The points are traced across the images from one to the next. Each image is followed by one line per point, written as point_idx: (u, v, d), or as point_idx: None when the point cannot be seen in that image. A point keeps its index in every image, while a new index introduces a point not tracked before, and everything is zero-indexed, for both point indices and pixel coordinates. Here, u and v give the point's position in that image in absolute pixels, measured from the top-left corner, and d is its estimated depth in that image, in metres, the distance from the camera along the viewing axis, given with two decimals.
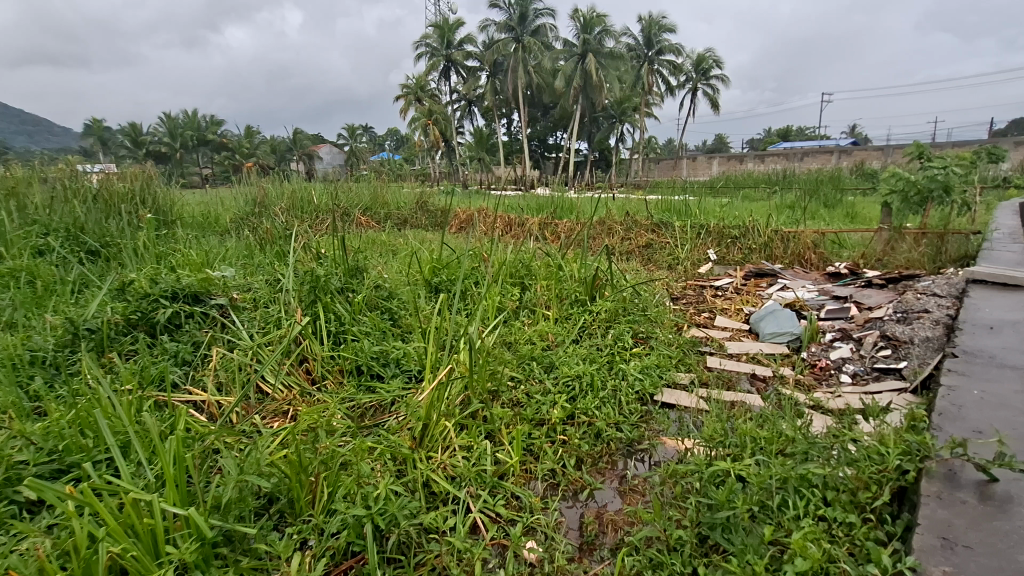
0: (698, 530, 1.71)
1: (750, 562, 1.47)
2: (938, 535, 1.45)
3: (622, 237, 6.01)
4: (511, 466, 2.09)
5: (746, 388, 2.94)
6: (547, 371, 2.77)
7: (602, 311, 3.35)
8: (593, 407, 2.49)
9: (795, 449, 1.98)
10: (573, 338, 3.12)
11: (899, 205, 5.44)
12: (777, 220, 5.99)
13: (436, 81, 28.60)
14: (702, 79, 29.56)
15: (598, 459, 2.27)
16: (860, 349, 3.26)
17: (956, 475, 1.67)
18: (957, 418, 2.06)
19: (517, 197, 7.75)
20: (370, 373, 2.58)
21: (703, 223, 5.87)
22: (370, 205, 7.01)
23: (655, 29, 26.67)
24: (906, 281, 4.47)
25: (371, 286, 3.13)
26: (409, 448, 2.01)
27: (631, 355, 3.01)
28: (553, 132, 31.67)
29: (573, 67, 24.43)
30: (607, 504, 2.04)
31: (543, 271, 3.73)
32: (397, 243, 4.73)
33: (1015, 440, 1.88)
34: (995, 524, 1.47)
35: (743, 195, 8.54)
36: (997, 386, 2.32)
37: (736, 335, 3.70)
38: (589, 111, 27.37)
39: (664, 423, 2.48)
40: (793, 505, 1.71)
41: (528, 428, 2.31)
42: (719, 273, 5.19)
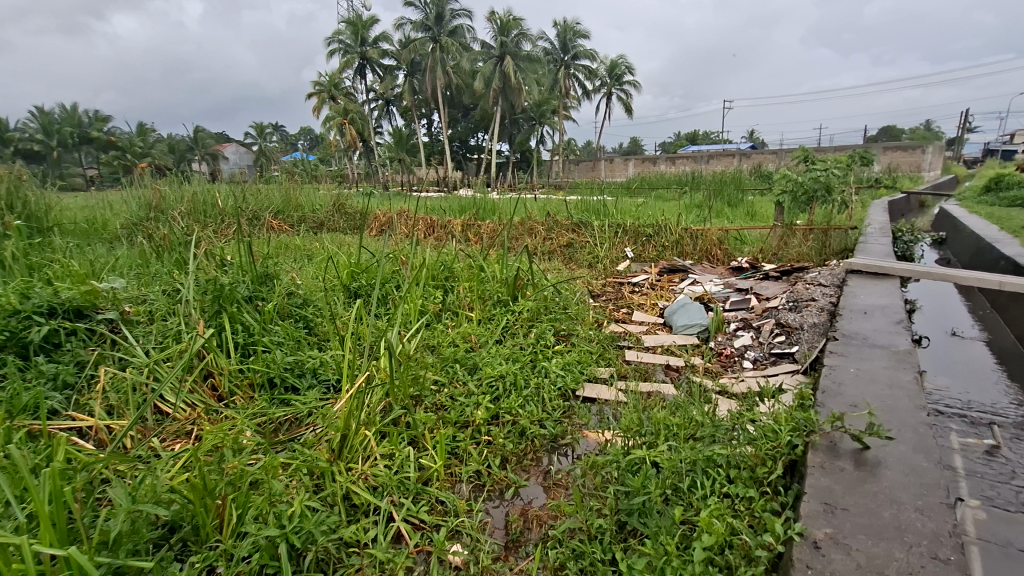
0: (617, 517, 1.79)
1: (663, 542, 1.56)
2: (821, 500, 1.61)
3: (544, 236, 6.13)
4: (436, 470, 2.08)
5: (661, 378, 3.10)
6: (470, 373, 2.77)
7: (524, 310, 3.40)
8: (517, 406, 2.52)
9: (703, 433, 2.12)
10: (497, 338, 3.14)
11: (790, 204, 5.98)
12: (686, 219, 6.38)
13: (352, 79, 27.71)
14: (616, 84, 30.79)
15: (523, 457, 2.32)
16: (759, 336, 3.54)
17: (836, 446, 1.88)
18: (838, 394, 2.30)
19: (439, 198, 7.69)
20: (284, 386, 2.46)
21: (620, 223, 6.12)
22: (282, 208, 6.68)
23: (569, 34, 27.45)
24: (797, 273, 4.93)
25: (282, 293, 2.99)
26: (326, 461, 1.93)
27: (554, 352, 3.09)
28: (476, 133, 31.70)
29: (491, 69, 24.61)
30: (532, 500, 2.08)
31: (465, 271, 3.73)
32: (312, 247, 4.53)
33: (882, 411, 2.14)
34: (866, 487, 1.66)
35: (656, 195, 9.02)
36: (870, 364, 2.63)
37: (652, 329, 3.89)
38: (510, 112, 27.68)
39: (586, 417, 2.57)
40: (701, 485, 1.82)
41: (452, 430, 2.31)
42: (635, 270, 5.44)
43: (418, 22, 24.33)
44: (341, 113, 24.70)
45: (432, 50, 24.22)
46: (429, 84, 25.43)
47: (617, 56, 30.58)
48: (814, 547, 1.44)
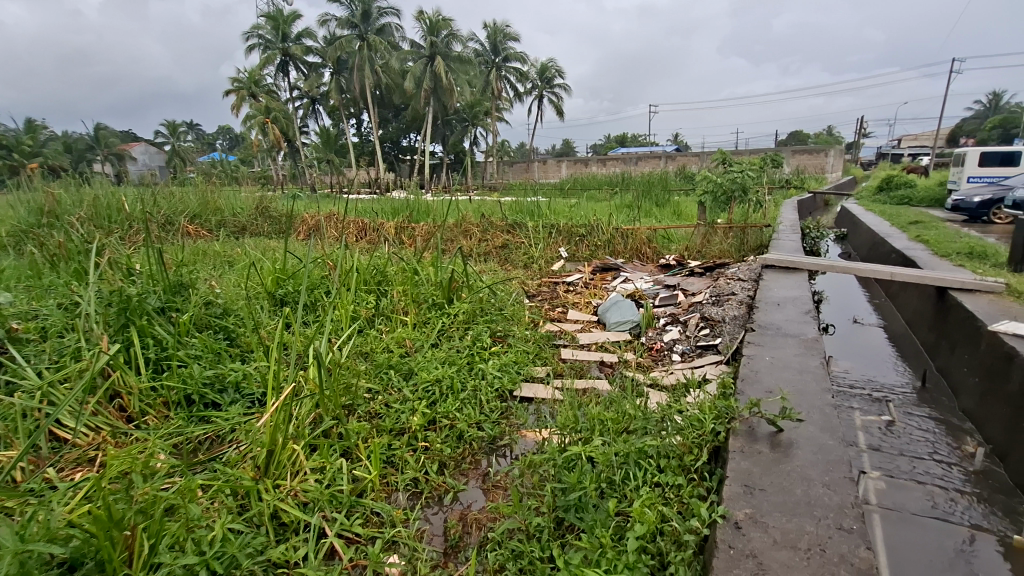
0: (554, 514, 1.81)
1: (598, 535, 1.60)
2: (741, 482, 1.71)
3: (479, 238, 6.11)
4: (371, 481, 2.03)
5: (596, 375, 3.18)
6: (406, 378, 2.72)
7: (459, 313, 3.38)
8: (454, 409, 2.51)
9: (635, 426, 2.19)
10: (432, 342, 3.10)
11: (711, 203, 6.33)
12: (617, 219, 6.59)
13: (274, 76, 26.43)
14: (547, 88, 31.29)
15: (461, 461, 2.30)
16: (686, 329, 3.71)
17: (754, 431, 2.01)
18: (755, 381, 2.46)
19: (371, 200, 7.50)
20: (203, 403, 2.31)
21: (554, 223, 6.23)
22: (198, 212, 6.26)
23: (499, 37, 27.59)
24: (718, 269, 5.23)
25: (199, 303, 2.81)
26: (251, 480, 1.82)
27: (491, 354, 3.09)
28: (408, 133, 31.16)
29: (422, 69, 24.26)
30: (471, 504, 2.07)
31: (398, 275, 3.64)
32: (233, 253, 4.28)
33: (794, 395, 2.31)
34: (781, 467, 1.79)
35: (588, 195, 9.26)
36: (782, 352, 2.83)
37: (586, 326, 3.99)
38: (442, 113, 27.44)
39: (523, 417, 2.59)
40: (634, 476, 1.88)
41: (386, 439, 2.26)
42: (570, 270, 5.56)
43: (344, 19, 23.63)
44: (263, 112, 23.51)
45: (359, 48, 23.58)
46: (357, 83, 24.74)
47: (547, 60, 31.08)
48: (736, 527, 1.52)
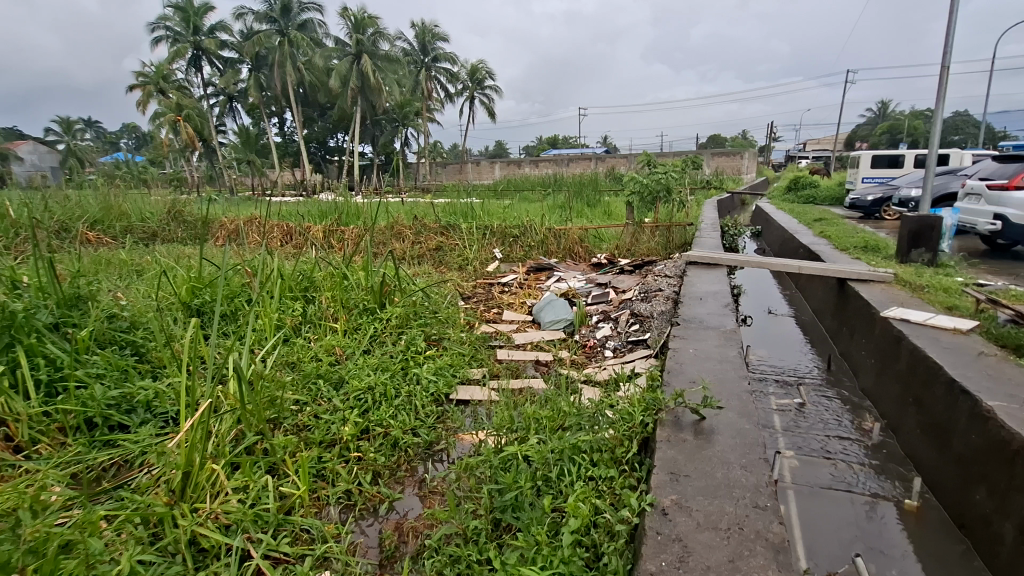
0: (491, 515, 1.81)
1: (534, 533, 1.61)
2: (667, 470, 1.79)
3: (412, 241, 6.00)
4: (300, 496, 1.95)
5: (531, 374, 3.22)
6: (336, 388, 2.62)
7: (392, 317, 3.30)
8: (388, 417, 2.46)
9: (569, 422, 2.23)
10: (364, 348, 3.00)
11: (638, 204, 6.59)
12: (549, 219, 6.71)
13: (186, 71, 24.70)
14: (478, 88, 31.25)
15: (396, 469, 2.26)
16: (617, 326, 3.84)
17: (679, 420, 2.11)
18: (680, 373, 2.59)
19: (296, 203, 7.17)
20: (107, 426, 2.12)
21: (488, 224, 6.23)
22: (100, 218, 5.73)
23: (428, 36, 27.28)
24: (646, 267, 5.45)
25: (101, 318, 2.58)
26: (165, 505, 1.68)
27: (425, 358, 3.05)
28: (336, 133, 30.13)
29: (348, 67, 23.50)
30: (408, 512, 2.03)
31: (326, 280, 3.50)
32: (142, 261, 3.95)
33: (715, 384, 2.45)
34: (704, 453, 1.89)
35: (522, 196, 9.35)
36: (705, 344, 2.99)
37: (522, 326, 4.02)
38: (371, 112, 26.79)
39: (459, 420, 2.57)
40: (569, 472, 1.92)
41: (316, 452, 2.18)
42: (504, 271, 5.59)
43: (262, 13, 22.52)
44: (174, 109, 21.88)
45: (280, 44, 22.56)
46: (278, 81, 23.63)
47: (477, 61, 31.08)
48: (663, 514, 1.59)
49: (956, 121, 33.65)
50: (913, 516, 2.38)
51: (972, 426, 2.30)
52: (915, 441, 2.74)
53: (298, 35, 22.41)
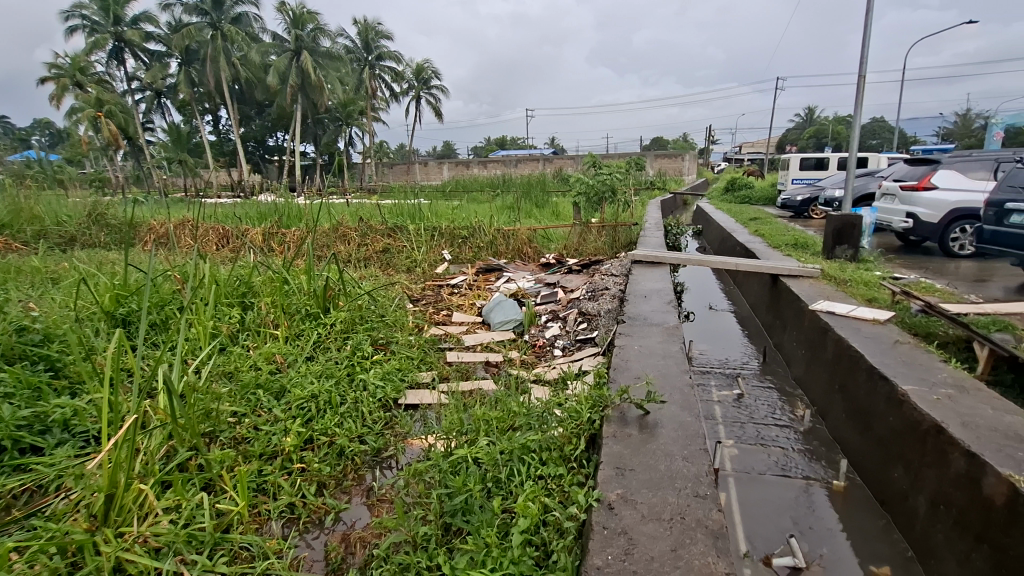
0: (441, 520, 1.79)
1: (484, 535, 1.60)
2: (613, 465, 1.83)
3: (357, 243, 5.85)
4: (239, 512, 1.86)
5: (481, 375, 3.21)
6: (277, 398, 2.52)
7: (336, 322, 3.20)
8: (333, 425, 2.39)
9: (519, 422, 2.24)
10: (307, 355, 2.90)
11: (585, 204, 6.72)
12: (498, 220, 6.71)
13: (107, 64, 23.05)
14: (424, 88, 30.90)
15: (342, 478, 2.20)
16: (566, 325, 3.89)
17: (625, 416, 2.17)
18: (625, 369, 2.66)
19: (233, 205, 6.84)
20: (17, 449, 1.94)
21: (436, 225, 6.16)
22: (8, 222, 5.26)
23: (371, 34, 26.73)
24: (594, 266, 5.56)
25: (10, 331, 2.37)
26: (85, 532, 1.56)
27: (372, 363, 2.98)
28: (276, 132, 28.98)
29: (287, 64, 22.64)
30: (355, 522, 1.99)
31: (266, 285, 3.35)
32: (58, 268, 3.66)
33: (658, 378, 2.54)
34: (648, 446, 1.95)
35: (471, 196, 9.31)
36: (649, 340, 3.08)
37: (471, 328, 4.01)
38: (312, 111, 25.94)
39: (407, 425, 2.53)
40: (518, 472, 1.92)
41: (256, 465, 2.09)
42: (454, 272, 5.55)
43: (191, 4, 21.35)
44: (93, 104, 20.35)
45: (212, 38, 21.45)
46: (211, 76, 22.47)
47: (423, 60, 30.71)
48: (609, 509, 1.62)
49: (873, 127, 36.33)
50: (840, 495, 2.54)
51: (891, 410, 2.48)
52: (841, 425, 2.93)
53: (232, 28, 21.40)
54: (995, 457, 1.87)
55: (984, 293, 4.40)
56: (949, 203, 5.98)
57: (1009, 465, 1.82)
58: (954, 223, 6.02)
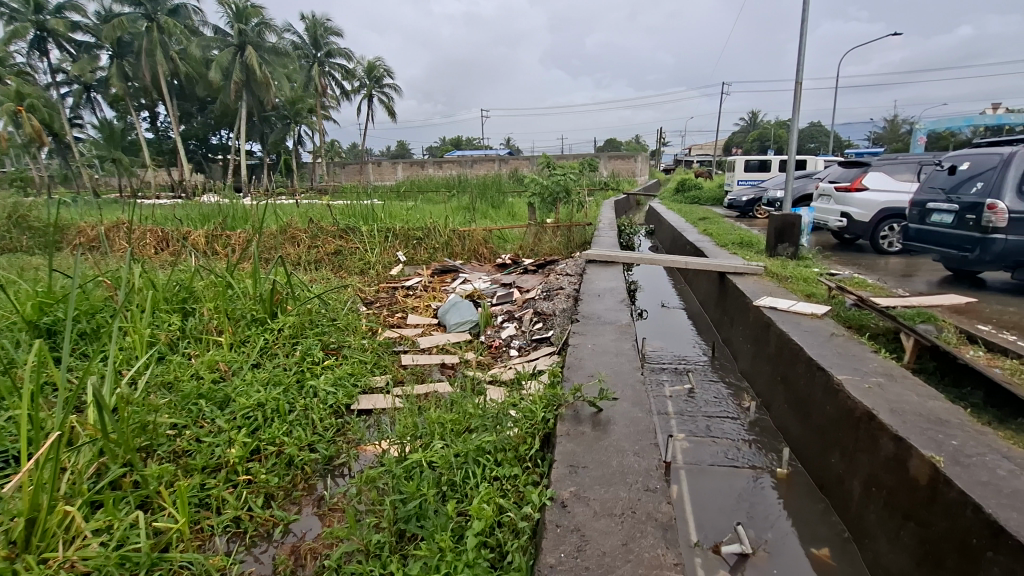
0: (395, 527, 1.76)
1: (438, 540, 1.59)
2: (567, 463, 1.85)
3: (307, 245, 5.67)
4: (179, 529, 1.77)
5: (437, 377, 3.17)
6: (221, 408, 2.41)
7: (284, 327, 3.09)
8: (281, 433, 2.31)
9: (474, 424, 2.23)
10: (253, 362, 2.79)
11: (539, 205, 6.78)
12: (453, 220, 6.66)
13: (28, 55, 21.41)
14: (377, 87, 30.35)
15: (291, 489, 2.14)
16: (522, 325, 3.91)
17: (578, 414, 2.21)
18: (579, 367, 2.70)
19: (172, 206, 6.49)
20: None
21: (389, 226, 6.05)
22: None
23: (320, 30, 26.04)
24: (549, 266, 5.62)
25: None
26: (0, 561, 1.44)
27: (323, 369, 2.89)
28: (220, 129, 27.76)
29: (230, 59, 21.72)
30: (305, 533, 1.93)
31: (208, 290, 3.20)
32: None
33: (610, 376, 2.58)
34: (601, 443, 1.98)
35: (426, 197, 9.20)
36: (602, 338, 3.14)
37: (426, 330, 3.96)
38: (259, 108, 24.99)
39: (360, 431, 2.47)
40: (473, 474, 1.91)
41: (198, 479, 1.99)
42: (408, 274, 5.47)
43: None
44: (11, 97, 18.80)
45: (147, 30, 20.32)
46: (146, 70, 21.27)
47: (375, 58, 30.13)
48: (562, 506, 1.64)
49: (811, 131, 38.36)
50: (784, 482, 2.66)
51: (827, 399, 2.63)
52: (784, 415, 3.07)
53: (170, 20, 20.36)
54: (919, 440, 2.01)
55: (910, 287, 4.72)
56: (879, 203, 6.38)
57: (931, 447, 1.95)
58: (884, 222, 6.42)
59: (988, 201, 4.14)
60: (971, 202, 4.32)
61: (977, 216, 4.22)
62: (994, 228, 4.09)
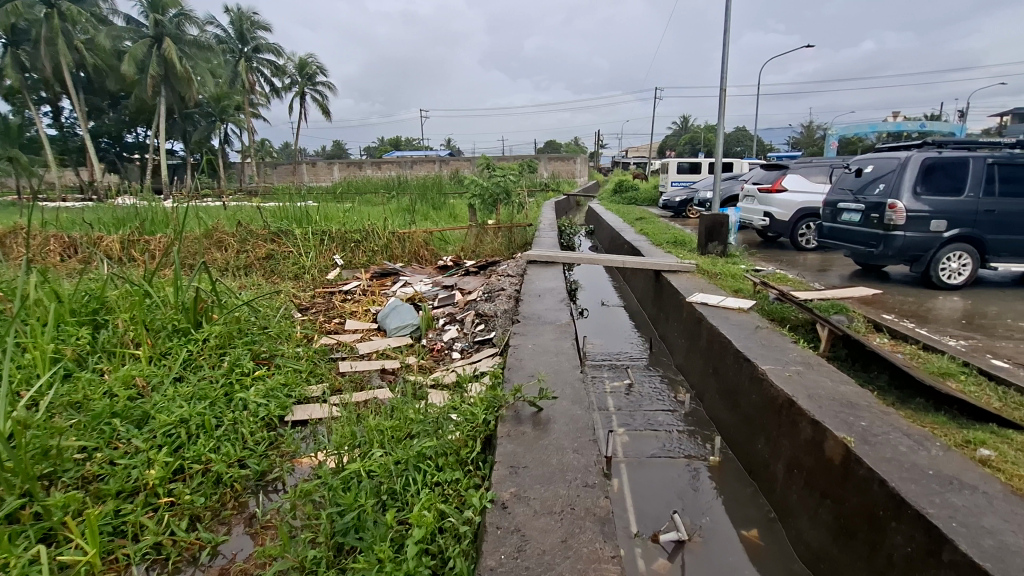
0: (332, 541, 1.70)
1: (377, 551, 1.54)
2: (508, 464, 1.86)
3: (236, 250, 5.38)
4: (89, 562, 1.63)
5: (377, 384, 3.10)
6: (139, 426, 2.24)
7: (210, 337, 2.91)
8: (208, 450, 2.18)
9: (415, 430, 2.20)
10: (175, 375, 2.61)
11: (480, 206, 6.78)
12: (393, 223, 6.53)
13: None
14: (309, 84, 29.30)
15: (219, 509, 2.03)
16: (464, 327, 3.89)
17: (519, 414, 2.23)
18: (520, 368, 2.73)
19: (80, 210, 5.96)
20: None
21: (325, 229, 5.85)
22: None
23: (246, 24, 24.85)
24: (491, 267, 5.63)
25: None
26: None
27: (254, 380, 2.75)
28: (135, 126, 25.83)
29: (145, 52, 20.26)
30: (236, 554, 1.83)
31: (123, 300, 2.96)
32: None
33: (550, 375, 2.62)
34: (541, 442, 2.00)
35: (364, 198, 8.98)
36: (542, 338, 3.18)
37: (365, 335, 3.86)
38: (180, 105, 23.45)
39: (293, 444, 2.37)
40: (414, 481, 1.88)
41: (111, 506, 1.84)
42: (346, 278, 5.32)
43: None
44: None
45: (47, 17, 18.56)
46: (47, 61, 19.44)
47: (307, 55, 29.06)
48: (503, 508, 1.65)
49: (736, 134, 40.66)
50: (717, 469, 2.79)
51: (753, 387, 2.79)
52: (716, 406, 3.23)
53: (73, 7, 18.69)
54: (833, 422, 2.17)
55: (825, 281, 5.09)
56: (797, 203, 6.85)
57: (843, 429, 2.11)
58: (801, 221, 6.90)
59: (889, 201, 4.54)
60: (875, 202, 4.72)
61: (880, 215, 4.62)
62: (895, 225, 4.49)
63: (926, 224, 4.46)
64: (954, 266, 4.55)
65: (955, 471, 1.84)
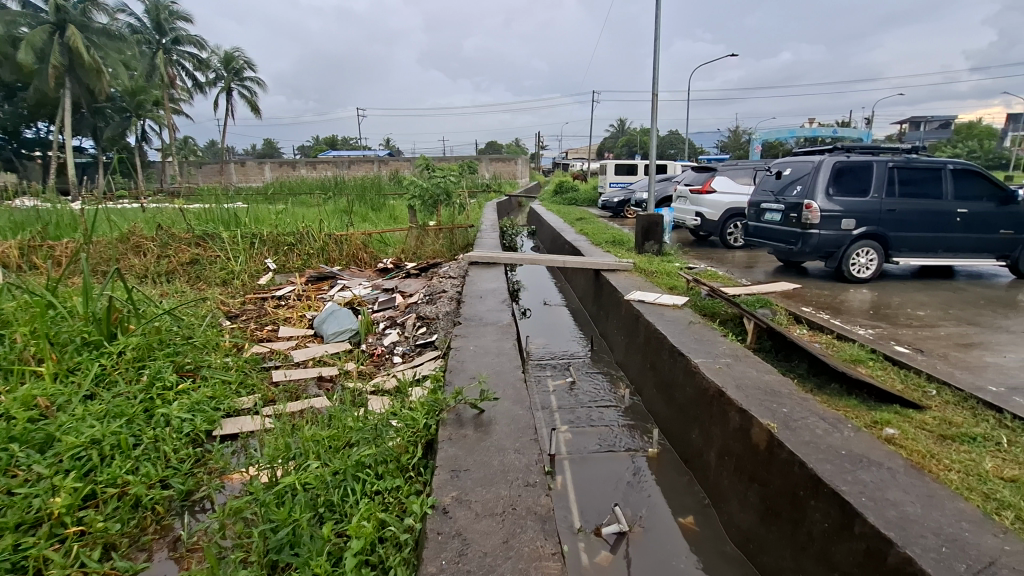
0: (265, 559, 1.61)
1: (313, 567, 1.48)
2: (449, 468, 1.85)
3: (156, 255, 5.02)
4: None
5: (314, 393, 2.98)
6: (42, 451, 2.04)
7: (126, 350, 2.70)
8: (124, 471, 2.03)
9: (354, 438, 2.13)
10: (85, 393, 2.39)
11: (420, 207, 6.68)
12: (329, 224, 6.32)
13: None
14: (236, 79, 27.81)
15: (138, 535, 1.89)
16: (405, 330, 3.81)
17: (461, 417, 2.22)
18: (462, 370, 2.71)
19: None
20: None
21: (255, 232, 5.58)
22: None
23: (162, 14, 23.10)
24: (432, 269, 5.56)
25: None
26: None
27: (177, 394, 2.58)
28: (36, 121, 23.54)
29: (46, 41, 18.50)
30: None
31: (22, 312, 2.68)
32: None
33: (492, 376, 2.63)
34: (483, 444, 2.00)
35: (299, 199, 8.64)
36: (484, 339, 3.18)
37: (301, 342, 3.70)
38: (88, 98, 21.60)
39: (222, 460, 2.25)
40: (352, 492, 1.83)
41: (8, 541, 1.65)
42: (279, 283, 5.09)
43: None
44: None
45: None
46: None
47: (233, 49, 27.56)
48: (444, 513, 1.63)
49: (669, 137, 42.38)
50: (655, 460, 2.90)
51: (687, 380, 2.91)
52: (653, 399, 3.34)
53: None
54: (758, 410, 2.31)
55: (752, 277, 5.40)
56: (725, 204, 7.22)
57: (767, 415, 2.25)
58: (729, 221, 7.29)
59: (805, 202, 4.89)
60: (793, 202, 5.06)
61: (798, 215, 4.96)
62: (811, 224, 4.84)
63: (838, 223, 4.84)
64: (863, 261, 4.96)
65: (864, 450, 2.00)
